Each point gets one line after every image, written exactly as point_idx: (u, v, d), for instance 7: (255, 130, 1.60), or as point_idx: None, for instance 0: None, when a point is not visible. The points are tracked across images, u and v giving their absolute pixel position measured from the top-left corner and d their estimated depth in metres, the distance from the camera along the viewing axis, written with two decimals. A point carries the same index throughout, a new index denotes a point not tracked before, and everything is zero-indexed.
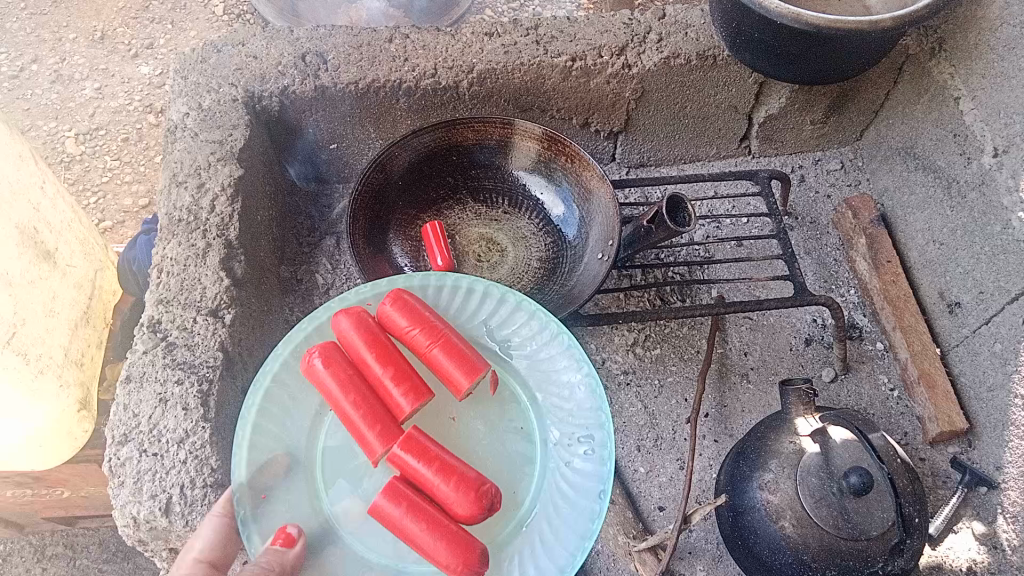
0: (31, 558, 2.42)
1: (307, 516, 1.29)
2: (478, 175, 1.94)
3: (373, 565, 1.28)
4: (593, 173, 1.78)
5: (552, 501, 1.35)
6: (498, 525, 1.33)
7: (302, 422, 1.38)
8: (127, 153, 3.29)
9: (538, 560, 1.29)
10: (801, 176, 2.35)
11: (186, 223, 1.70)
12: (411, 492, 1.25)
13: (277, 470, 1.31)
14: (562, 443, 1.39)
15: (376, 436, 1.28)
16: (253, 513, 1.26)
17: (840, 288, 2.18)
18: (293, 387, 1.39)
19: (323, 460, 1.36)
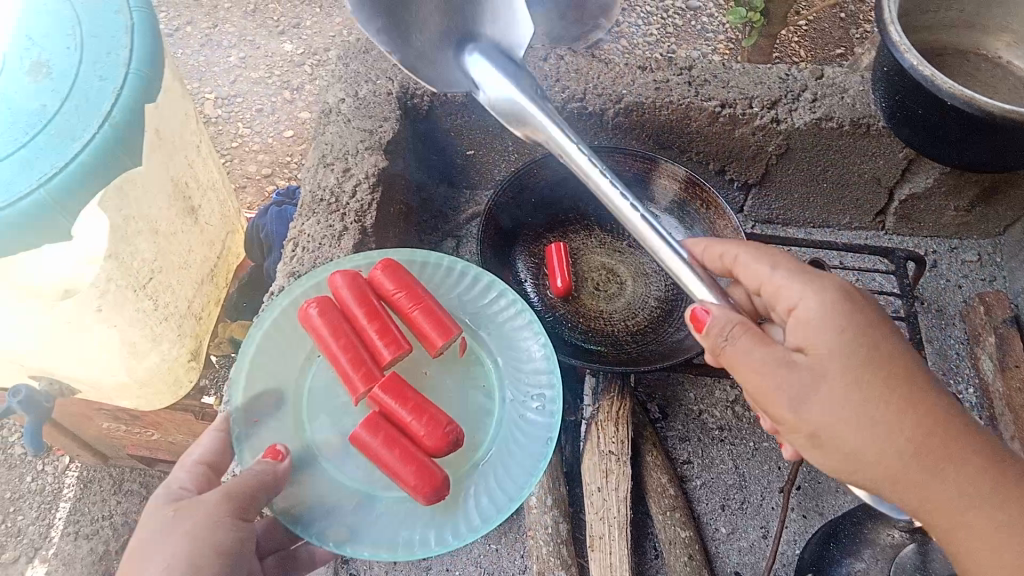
0: (109, 490, 2.53)
1: (293, 441, 1.49)
2: (610, 205, 1.95)
3: (349, 488, 1.47)
4: (728, 224, 1.77)
5: (507, 446, 1.56)
6: (461, 461, 1.53)
7: (295, 366, 1.57)
8: (259, 123, 3.42)
9: (496, 494, 1.49)
10: (934, 262, 2.27)
11: (328, 204, 1.78)
12: (386, 424, 1.45)
13: (267, 401, 1.52)
14: (519, 400, 1.61)
15: (359, 377, 1.47)
16: (244, 433, 1.46)
17: (958, 383, 2.09)
18: (290, 335, 1.59)
19: (309, 398, 1.56)
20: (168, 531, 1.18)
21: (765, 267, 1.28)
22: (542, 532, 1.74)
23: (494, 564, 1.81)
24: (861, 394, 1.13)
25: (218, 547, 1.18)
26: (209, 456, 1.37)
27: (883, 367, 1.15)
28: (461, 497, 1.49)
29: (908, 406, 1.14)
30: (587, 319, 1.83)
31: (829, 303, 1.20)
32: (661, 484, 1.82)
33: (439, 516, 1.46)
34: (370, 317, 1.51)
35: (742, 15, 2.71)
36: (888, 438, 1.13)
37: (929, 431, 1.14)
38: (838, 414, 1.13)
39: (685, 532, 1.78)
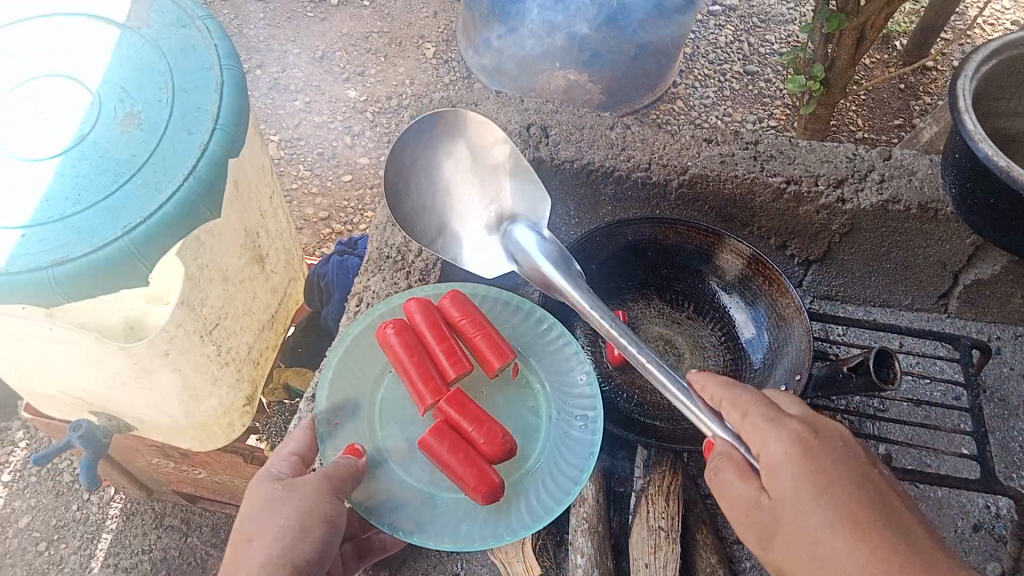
0: (151, 523, 2.56)
1: (367, 442, 1.55)
2: (670, 276, 1.96)
3: (414, 489, 1.51)
4: (791, 302, 1.75)
5: (557, 459, 1.58)
6: (514, 469, 1.56)
7: (369, 378, 1.63)
8: (319, 167, 3.51)
9: (545, 498, 1.52)
10: (998, 348, 2.21)
11: (394, 261, 1.82)
12: (447, 430, 1.49)
13: (345, 410, 1.57)
14: (564, 420, 1.63)
15: (424, 388, 1.52)
16: (322, 435, 1.53)
17: (1022, 477, 2.02)
18: (366, 351, 1.65)
19: (381, 406, 1.60)
20: (279, 503, 1.31)
21: (723, 396, 1.28)
22: None
23: None
24: (824, 518, 1.09)
25: (323, 518, 1.31)
26: (300, 449, 1.47)
27: (851, 494, 1.12)
28: (513, 501, 1.51)
29: (880, 536, 1.08)
30: (642, 388, 1.89)
31: (795, 436, 1.17)
32: (710, 564, 1.79)
33: (492, 517, 1.48)
34: (436, 335, 1.57)
35: (803, 85, 2.73)
36: (854, 566, 1.06)
37: (902, 564, 1.05)
38: (799, 541, 1.11)
39: None
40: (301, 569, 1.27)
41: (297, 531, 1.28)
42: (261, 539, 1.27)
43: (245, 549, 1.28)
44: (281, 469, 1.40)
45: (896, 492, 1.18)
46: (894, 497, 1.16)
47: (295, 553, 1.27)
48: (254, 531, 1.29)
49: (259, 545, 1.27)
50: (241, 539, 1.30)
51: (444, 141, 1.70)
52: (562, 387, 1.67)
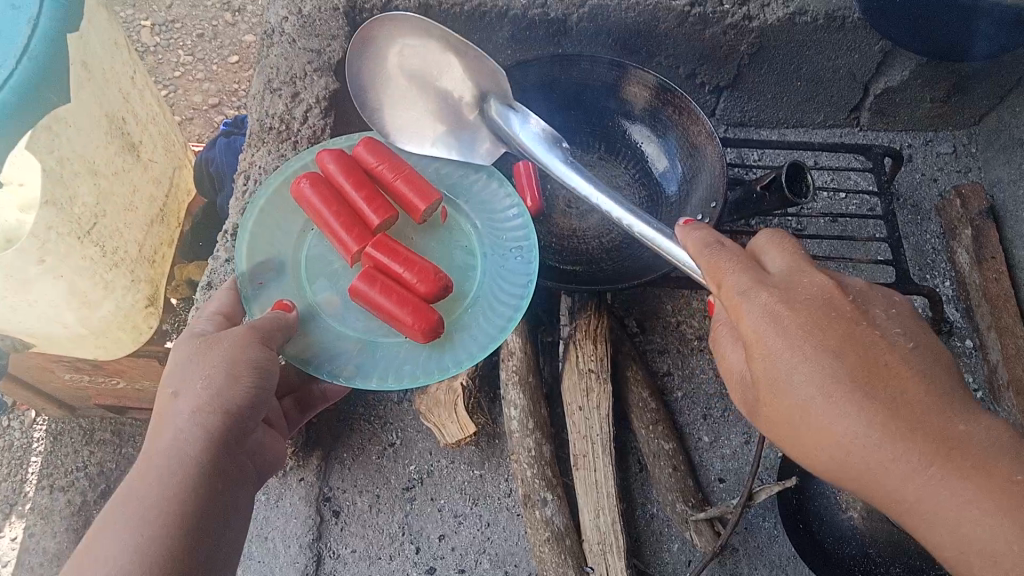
0: (80, 440, 2.46)
1: (298, 298, 1.50)
2: (578, 117, 1.86)
3: (351, 337, 1.49)
4: (703, 129, 1.68)
5: (494, 292, 1.55)
6: (453, 307, 1.53)
7: (290, 237, 1.56)
8: (202, 50, 3.21)
9: (486, 330, 1.50)
10: (909, 156, 2.22)
11: (278, 132, 1.68)
12: (379, 276, 1.43)
13: (270, 269, 1.50)
14: (498, 254, 1.59)
15: (348, 236, 1.46)
16: (248, 296, 1.46)
17: (934, 277, 2.07)
18: (283, 211, 1.56)
19: (308, 263, 1.54)
20: (203, 355, 1.23)
21: (699, 258, 1.13)
22: (526, 455, 1.70)
23: (478, 489, 1.78)
24: (806, 390, 1.00)
25: (251, 364, 1.23)
26: (225, 308, 1.38)
27: (832, 359, 1.00)
28: (455, 336, 1.50)
29: (869, 402, 0.97)
30: (560, 237, 1.83)
31: (770, 300, 1.05)
32: (642, 398, 1.80)
33: (433, 354, 1.47)
34: (355, 185, 1.48)
35: None
36: (841, 435, 0.98)
37: (887, 426, 0.96)
38: (784, 409, 1.03)
39: (667, 445, 1.76)
40: (234, 412, 1.19)
41: (225, 377, 1.20)
42: (187, 390, 1.19)
43: (172, 405, 1.19)
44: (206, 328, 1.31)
45: (887, 334, 1.04)
46: (884, 344, 1.03)
47: (225, 398, 1.19)
48: (180, 384, 1.20)
49: (187, 395, 1.18)
50: (165, 396, 1.21)
51: (387, 43, 1.66)
52: (492, 224, 1.63)
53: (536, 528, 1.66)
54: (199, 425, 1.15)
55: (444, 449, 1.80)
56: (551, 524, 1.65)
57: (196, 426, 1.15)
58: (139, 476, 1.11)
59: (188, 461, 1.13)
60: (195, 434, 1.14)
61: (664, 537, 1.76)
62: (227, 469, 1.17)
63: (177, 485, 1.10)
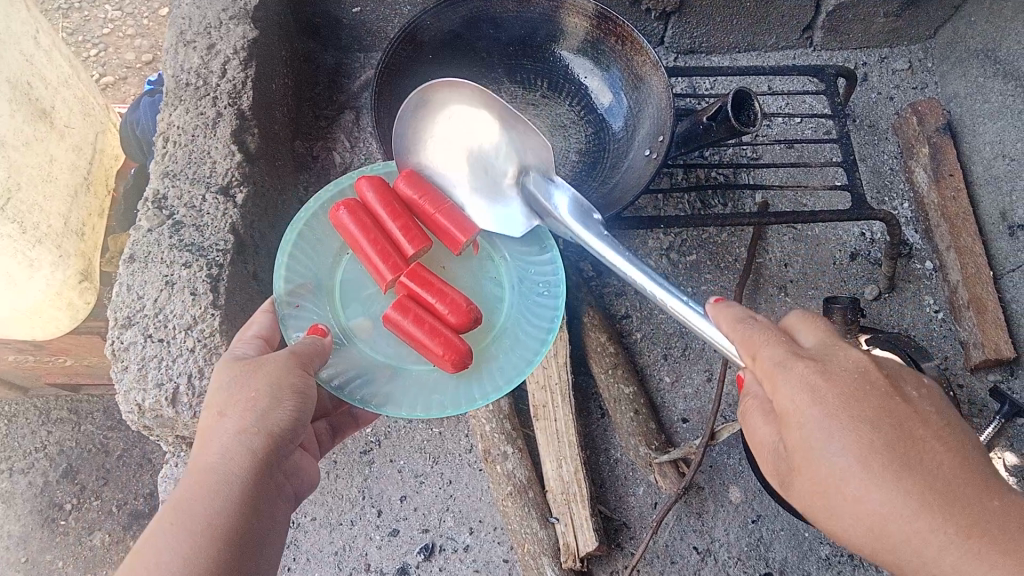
0: (37, 421, 2.33)
1: (331, 321, 1.40)
2: (517, 52, 1.77)
3: (381, 364, 1.39)
4: (647, 58, 1.59)
5: (524, 325, 1.45)
6: (482, 337, 1.43)
7: (324, 259, 1.46)
8: (129, 4, 3.01)
9: (515, 363, 1.41)
10: (864, 75, 2.15)
11: (196, 88, 1.55)
12: (411, 306, 1.31)
13: (305, 290, 1.40)
14: (529, 288, 1.49)
15: (383, 264, 1.33)
16: (284, 317, 1.34)
17: (893, 199, 2.03)
18: (319, 233, 1.46)
19: (342, 288, 1.45)
20: (247, 375, 1.15)
21: (733, 337, 1.03)
22: (484, 410, 1.67)
23: (439, 447, 1.74)
24: (840, 456, 0.90)
25: (295, 386, 1.15)
26: (263, 332, 1.27)
27: (866, 429, 0.90)
28: (485, 368, 1.39)
29: (905, 475, 0.88)
30: None
31: (817, 364, 0.95)
32: (600, 342, 1.75)
33: (463, 385, 1.37)
34: (390, 213, 1.36)
35: None
36: (876, 511, 0.88)
37: (929, 509, 0.86)
38: (816, 480, 0.93)
39: (628, 389, 1.73)
40: (279, 436, 1.12)
41: (268, 400, 1.12)
42: (234, 410, 1.11)
43: (216, 426, 1.11)
44: (246, 349, 1.22)
45: (921, 408, 0.94)
46: (918, 416, 0.93)
47: (270, 419, 1.12)
48: (225, 404, 1.13)
49: (233, 416, 1.11)
50: (208, 415, 1.13)
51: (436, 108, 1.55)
52: (522, 252, 1.52)
53: (498, 483, 1.64)
54: (245, 446, 1.09)
55: None
56: (512, 478, 1.63)
57: (241, 448, 1.08)
58: (182, 496, 1.05)
59: (232, 482, 1.06)
60: (240, 455, 1.08)
61: (630, 481, 1.74)
62: (267, 490, 1.10)
63: (221, 507, 1.03)
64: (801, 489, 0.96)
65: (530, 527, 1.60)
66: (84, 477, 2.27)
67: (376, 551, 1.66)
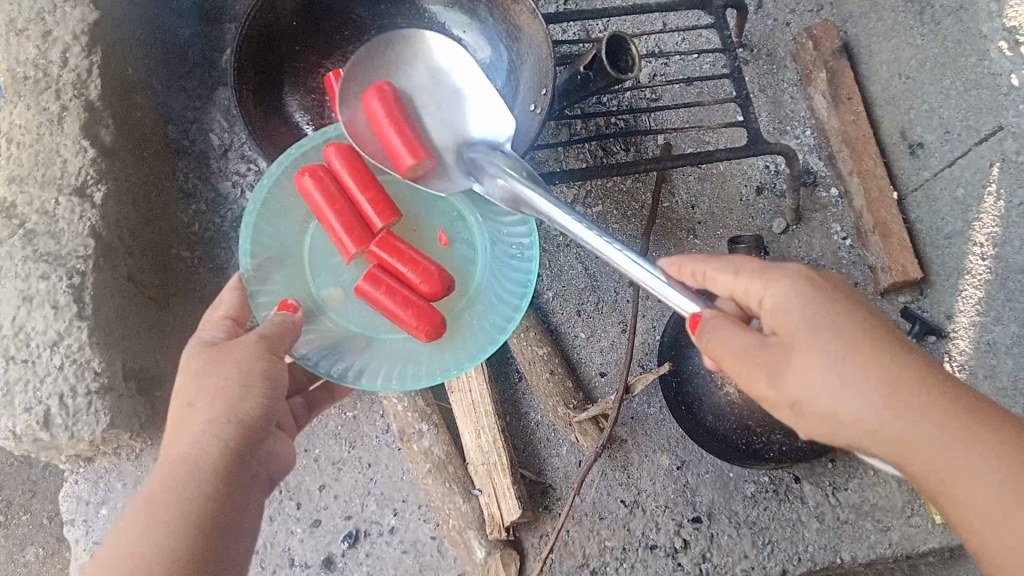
0: None
1: (301, 295, 1.36)
2: (388, 10, 1.66)
3: (355, 334, 1.36)
4: (524, 9, 1.51)
5: (495, 285, 1.43)
6: (455, 301, 1.41)
7: (291, 229, 1.41)
8: None
9: (489, 324, 1.39)
10: (758, 2, 2.10)
11: (35, 81, 1.42)
12: (383, 276, 1.28)
13: (273, 266, 1.36)
14: (500, 246, 1.46)
15: (348, 237, 1.28)
16: (254, 293, 1.30)
17: (795, 128, 2.01)
18: (282, 200, 1.40)
19: (312, 257, 1.40)
20: (215, 361, 1.06)
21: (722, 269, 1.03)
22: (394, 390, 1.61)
23: (354, 431, 1.69)
24: (842, 363, 0.91)
25: (267, 372, 1.07)
26: (233, 312, 1.20)
27: (858, 331, 0.94)
28: (459, 336, 1.37)
29: (900, 371, 0.92)
30: None
31: (798, 279, 0.99)
32: None
33: (440, 350, 1.35)
34: (359, 184, 1.30)
35: None
36: (881, 414, 0.91)
37: (927, 404, 0.91)
38: (813, 376, 0.92)
39: (542, 350, 1.68)
40: (254, 423, 1.04)
41: (240, 386, 1.04)
42: (205, 398, 1.03)
43: (188, 417, 1.03)
44: (215, 333, 1.13)
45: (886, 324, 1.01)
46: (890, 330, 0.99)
47: (243, 407, 1.03)
48: (196, 393, 1.04)
49: (203, 405, 1.02)
50: (178, 404, 1.05)
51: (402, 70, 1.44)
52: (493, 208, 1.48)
53: (417, 462, 1.59)
54: (217, 436, 1.01)
55: None
56: (430, 456, 1.59)
57: (215, 440, 1.00)
58: (154, 487, 0.97)
59: (203, 470, 0.99)
60: (213, 443, 1.00)
61: (552, 443, 1.71)
62: (243, 480, 1.03)
63: (193, 498, 0.96)
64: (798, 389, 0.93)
65: (453, 503, 1.56)
66: (9, 491, 2.00)
67: (298, 545, 1.62)
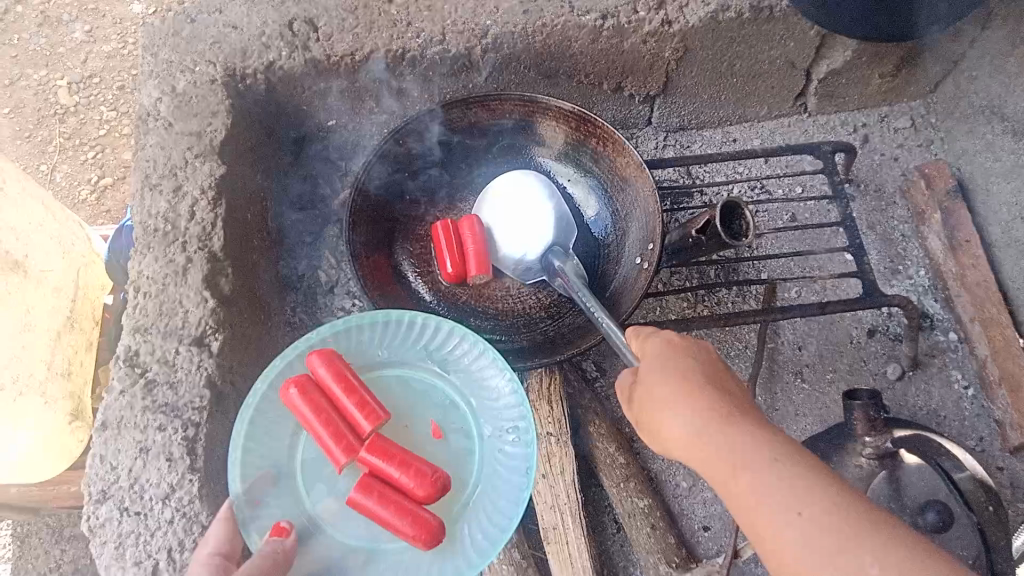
0: (49, 541, 2.17)
1: (293, 513, 1.26)
2: (497, 158, 1.74)
3: (352, 551, 1.25)
4: (631, 161, 1.55)
5: (495, 480, 1.33)
6: (453, 504, 1.30)
7: (280, 442, 1.31)
8: (124, 102, 2.89)
9: (489, 529, 1.27)
10: (865, 136, 2.06)
11: (164, 233, 1.50)
12: (374, 484, 1.20)
13: (265, 485, 1.26)
14: (496, 434, 1.36)
15: (337, 447, 1.20)
16: (244, 521, 1.20)
17: (908, 268, 1.93)
18: (271, 413, 1.31)
19: (304, 468, 1.30)
20: None
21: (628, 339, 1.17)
22: None
23: None
24: (679, 380, 1.02)
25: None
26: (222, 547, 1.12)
27: (689, 375, 1.03)
28: (459, 540, 1.26)
29: (715, 406, 0.98)
30: (492, 296, 1.67)
31: (662, 338, 1.11)
32: (610, 454, 1.65)
33: (438, 564, 1.23)
34: (345, 389, 1.23)
35: None
36: (688, 426, 0.98)
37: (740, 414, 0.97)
38: (645, 399, 1.06)
39: (643, 502, 1.62)
40: None
41: None
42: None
43: None
44: None
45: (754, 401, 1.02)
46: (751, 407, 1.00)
47: None
48: None
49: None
50: None
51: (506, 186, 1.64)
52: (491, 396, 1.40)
53: None
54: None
55: None
56: None
57: None
58: None
59: None
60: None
61: None
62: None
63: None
64: (645, 400, 1.05)
65: None
66: None
67: None
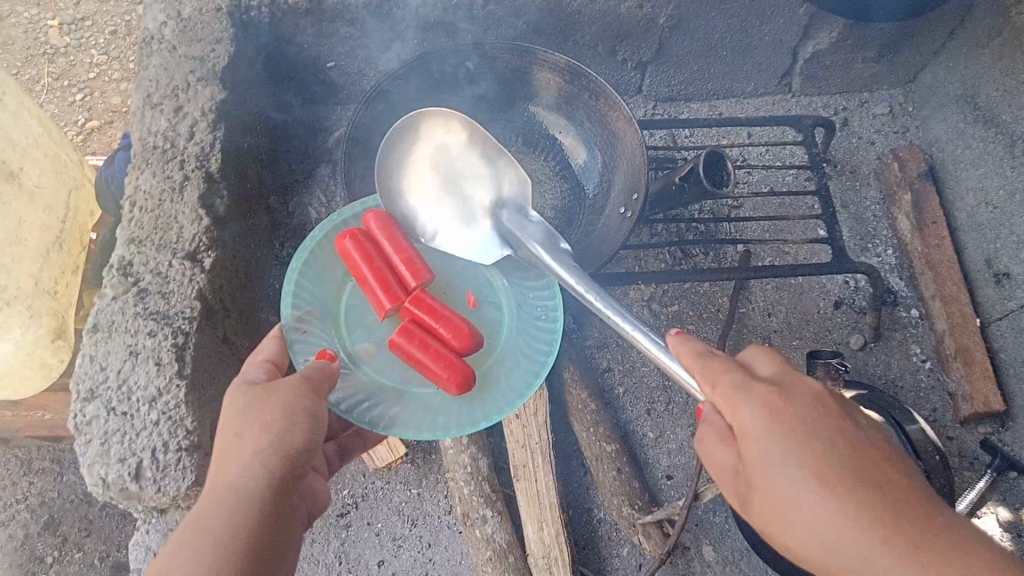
0: (17, 472, 2.15)
1: (336, 346, 1.41)
2: (491, 108, 1.81)
3: (386, 388, 1.40)
4: (621, 115, 1.61)
5: (521, 345, 1.48)
6: (485, 359, 1.45)
7: (330, 288, 1.46)
8: (115, 47, 2.88)
9: (513, 384, 1.42)
10: (844, 119, 2.14)
11: (163, 151, 1.53)
12: (416, 331, 1.32)
13: (312, 319, 1.41)
14: (526, 308, 1.51)
15: (384, 294, 1.32)
16: (293, 342, 1.36)
17: (876, 246, 2.01)
18: (324, 260, 1.47)
19: (348, 313, 1.46)
20: (261, 400, 1.09)
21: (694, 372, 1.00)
22: (462, 472, 1.64)
23: (417, 510, 1.73)
24: (794, 469, 0.85)
25: (308, 411, 1.11)
26: (274, 355, 1.23)
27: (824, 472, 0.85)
28: (487, 391, 1.40)
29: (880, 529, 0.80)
30: None
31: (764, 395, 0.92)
32: (581, 400, 1.71)
33: (466, 407, 1.38)
34: (397, 247, 1.36)
35: None
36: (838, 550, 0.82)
37: (876, 513, 0.82)
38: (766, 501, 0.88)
39: (610, 447, 1.68)
40: (296, 457, 1.06)
41: (284, 421, 1.07)
42: (252, 429, 1.05)
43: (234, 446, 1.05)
44: (259, 374, 1.17)
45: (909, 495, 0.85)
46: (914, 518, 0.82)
47: (288, 440, 1.06)
48: (243, 424, 1.06)
49: (250, 436, 1.04)
50: (224, 438, 1.06)
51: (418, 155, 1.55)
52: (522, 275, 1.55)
53: (477, 548, 1.60)
54: (263, 465, 1.02)
55: (377, 471, 1.74)
56: (492, 543, 1.58)
57: (263, 468, 1.02)
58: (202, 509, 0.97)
59: (251, 494, 0.99)
60: (259, 472, 1.01)
61: (614, 542, 1.72)
62: (285, 513, 1.02)
63: (236, 526, 0.96)
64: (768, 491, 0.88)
65: None
66: (65, 528, 2.10)
67: None
